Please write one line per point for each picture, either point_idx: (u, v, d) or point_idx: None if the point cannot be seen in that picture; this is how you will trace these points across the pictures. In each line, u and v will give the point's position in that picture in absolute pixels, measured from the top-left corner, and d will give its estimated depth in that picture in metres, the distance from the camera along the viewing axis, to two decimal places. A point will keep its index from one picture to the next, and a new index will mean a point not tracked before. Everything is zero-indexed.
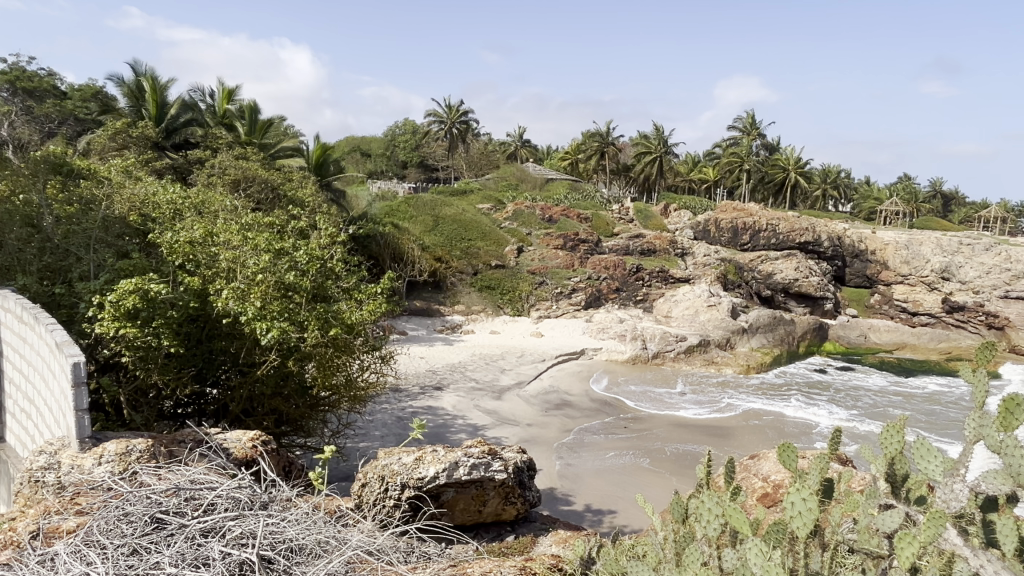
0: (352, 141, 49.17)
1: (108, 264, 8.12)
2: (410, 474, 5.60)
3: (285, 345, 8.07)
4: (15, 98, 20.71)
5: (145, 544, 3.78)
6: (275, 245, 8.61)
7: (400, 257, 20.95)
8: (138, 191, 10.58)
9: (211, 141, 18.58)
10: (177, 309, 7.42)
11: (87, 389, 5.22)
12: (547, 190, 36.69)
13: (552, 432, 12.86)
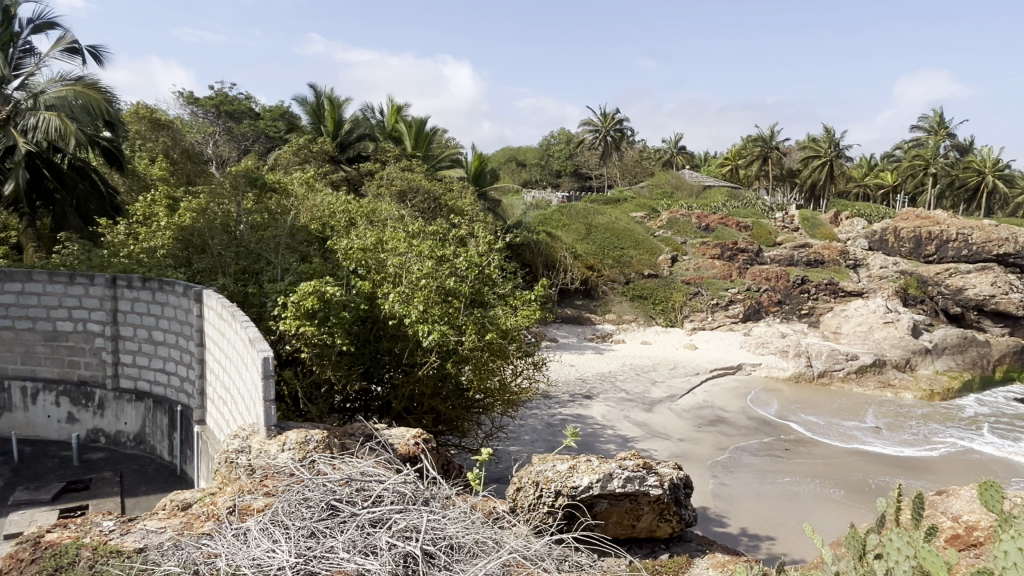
0: (508, 152, 50.66)
1: (292, 268, 8.95)
2: (564, 482, 5.60)
3: (445, 347, 8.42)
4: (219, 120, 23.44)
5: (321, 528, 4.07)
6: (438, 251, 9.00)
7: (552, 265, 21.24)
8: (318, 202, 11.56)
9: (381, 155, 19.87)
10: (349, 311, 7.98)
11: (274, 381, 5.74)
12: (704, 198, 35.53)
13: (706, 448, 12.37)
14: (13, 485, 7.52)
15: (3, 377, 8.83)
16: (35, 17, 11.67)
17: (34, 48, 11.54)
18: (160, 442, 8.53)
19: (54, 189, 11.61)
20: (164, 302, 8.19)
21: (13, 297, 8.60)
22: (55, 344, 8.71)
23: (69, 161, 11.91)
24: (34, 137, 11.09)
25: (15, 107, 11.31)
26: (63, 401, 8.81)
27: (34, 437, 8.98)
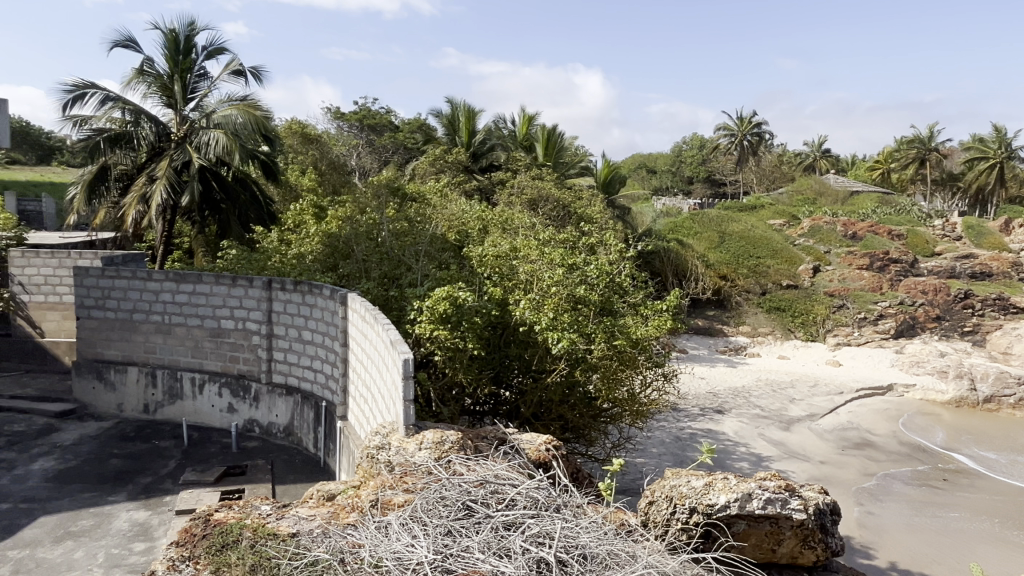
0: (639, 158, 50.02)
1: (431, 274, 9.34)
2: (699, 499, 5.42)
3: (574, 355, 8.40)
4: (362, 133, 24.87)
5: (458, 527, 4.17)
6: (569, 259, 9.01)
7: (683, 274, 20.69)
8: (455, 211, 11.94)
9: (512, 163, 20.24)
10: (481, 316, 8.13)
11: (414, 382, 5.96)
12: (851, 204, 33.24)
13: (850, 473, 11.51)
14: (182, 466, 8.31)
15: (177, 369, 9.81)
16: (210, 44, 12.94)
17: (208, 72, 12.79)
18: (305, 435, 9.04)
19: (220, 199, 12.79)
20: (313, 304, 8.78)
21: (186, 297, 9.59)
22: (220, 340, 9.58)
23: (234, 174, 13.07)
24: (206, 153, 12.28)
25: (191, 126, 12.58)
26: (225, 393, 9.62)
27: (200, 424, 9.85)
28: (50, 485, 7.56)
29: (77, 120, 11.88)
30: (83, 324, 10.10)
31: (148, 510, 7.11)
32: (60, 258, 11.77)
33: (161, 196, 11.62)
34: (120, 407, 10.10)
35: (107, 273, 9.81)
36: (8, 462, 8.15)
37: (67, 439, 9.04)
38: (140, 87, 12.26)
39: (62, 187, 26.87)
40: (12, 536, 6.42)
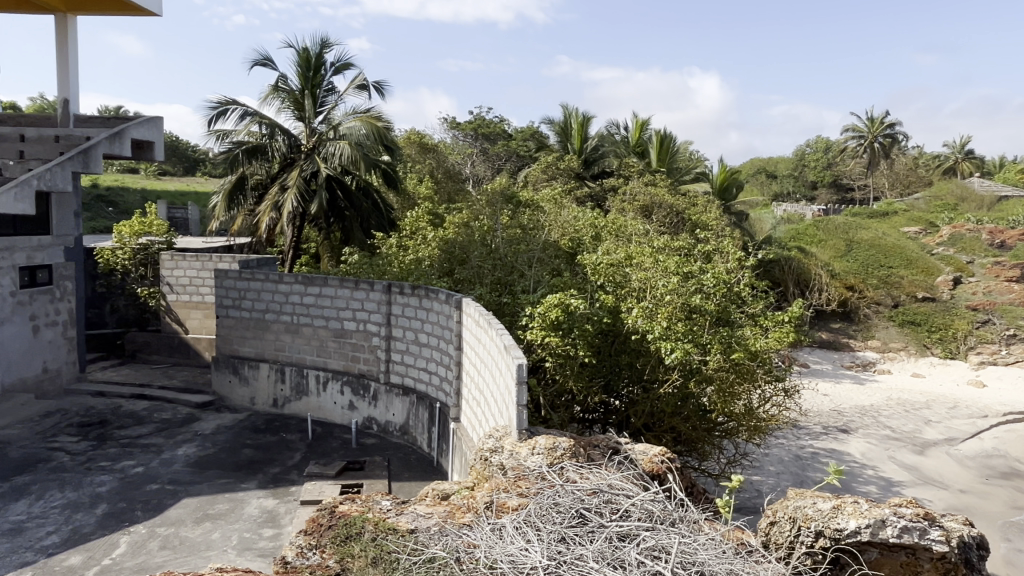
0: (757, 163, 48.14)
1: (545, 280, 9.42)
2: (826, 523, 5.11)
3: (688, 366, 8.16)
4: (477, 142, 25.45)
5: (571, 535, 4.16)
6: (684, 268, 8.77)
7: (805, 284, 19.68)
8: (567, 217, 11.92)
9: (625, 169, 20.04)
10: (592, 324, 8.06)
11: (527, 387, 6.00)
12: (999, 210, 30.40)
13: (997, 505, 10.48)
14: (306, 459, 8.79)
15: (303, 366, 10.42)
16: (337, 60, 13.69)
17: (336, 87, 13.52)
18: (420, 435, 9.29)
19: (344, 207, 13.47)
20: (429, 308, 9.06)
21: (313, 299, 10.18)
22: (342, 341, 10.08)
23: (357, 183, 13.72)
24: (332, 163, 12.99)
25: (319, 138, 13.33)
26: (346, 390, 10.10)
27: (323, 420, 10.37)
28: (192, 470, 8.21)
29: (220, 135, 12.92)
30: (222, 322, 10.93)
31: (276, 498, 7.57)
32: (203, 260, 12.86)
33: (291, 204, 12.40)
34: (252, 401, 10.82)
35: (243, 275, 10.56)
36: (157, 446, 8.93)
37: (206, 428, 9.79)
38: (275, 103, 13.16)
39: (204, 196, 29.23)
40: (159, 514, 7.02)
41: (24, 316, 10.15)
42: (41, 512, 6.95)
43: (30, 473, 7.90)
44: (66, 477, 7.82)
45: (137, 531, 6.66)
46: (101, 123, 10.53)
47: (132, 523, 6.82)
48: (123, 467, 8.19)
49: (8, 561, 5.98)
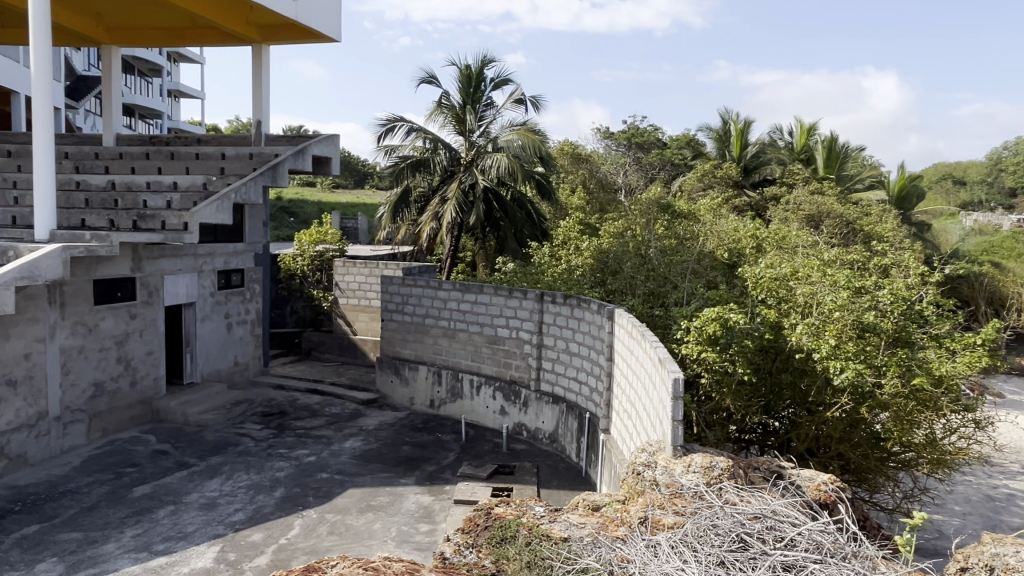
0: (943, 168, 43.71)
1: (699, 293, 9.11)
2: None
3: (859, 390, 7.52)
4: (630, 151, 25.29)
5: (732, 560, 4.00)
6: (856, 282, 8.05)
7: (1000, 304, 17.55)
8: (724, 227, 11.37)
9: (788, 177, 18.98)
10: (753, 339, 7.65)
11: (684, 402, 5.82)
12: None
13: None
14: (460, 460, 9.11)
15: (458, 370, 10.83)
16: (497, 75, 14.15)
17: (494, 101, 13.98)
18: (569, 444, 9.28)
19: (499, 217, 13.87)
20: (581, 318, 9.09)
21: (469, 306, 10.58)
22: (495, 347, 10.36)
23: (512, 194, 14.08)
24: (490, 175, 13.42)
25: (478, 151, 13.84)
26: (498, 395, 10.34)
27: (476, 423, 10.68)
28: (357, 463, 8.80)
29: (388, 150, 13.79)
30: (386, 325, 11.63)
31: (431, 496, 7.91)
32: (372, 267, 13.94)
33: (450, 215, 12.95)
34: (411, 400, 11.38)
35: (406, 282, 11.18)
36: (327, 438, 9.67)
37: (370, 424, 10.45)
38: (438, 118, 13.84)
39: (371, 207, 31.34)
40: (328, 502, 7.58)
41: (220, 314, 11.38)
42: (230, 490, 7.74)
43: (222, 454, 8.84)
44: (251, 460, 8.67)
45: (309, 515, 7.23)
46: (287, 141, 11.64)
47: (304, 507, 7.42)
48: (298, 455, 8.95)
49: (203, 531, 6.72)
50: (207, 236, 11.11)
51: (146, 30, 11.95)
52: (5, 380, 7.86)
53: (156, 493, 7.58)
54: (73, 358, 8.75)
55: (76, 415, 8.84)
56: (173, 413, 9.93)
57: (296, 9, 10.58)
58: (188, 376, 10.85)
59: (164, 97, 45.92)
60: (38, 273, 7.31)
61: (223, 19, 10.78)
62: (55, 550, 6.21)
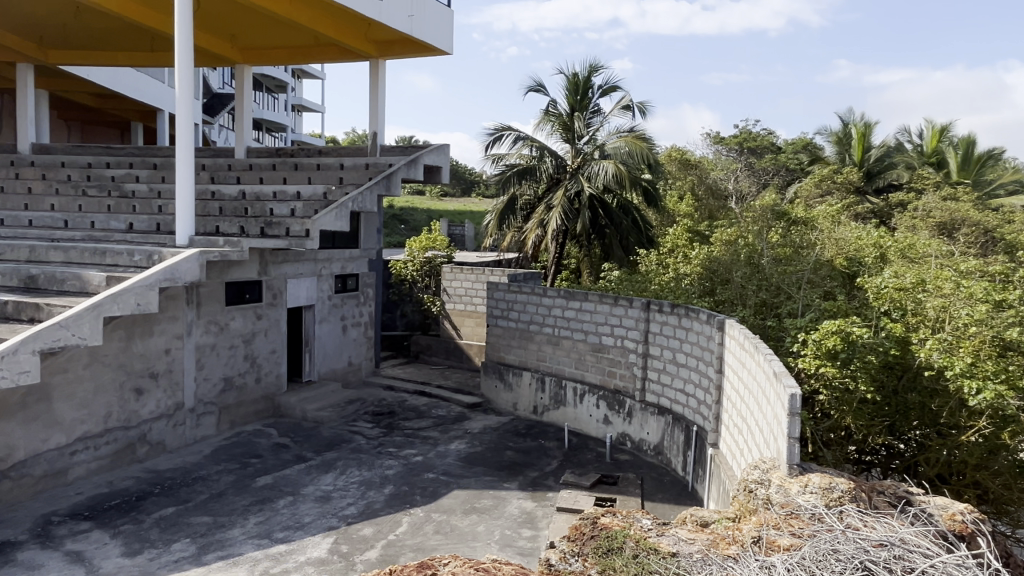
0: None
1: (815, 304, 8.64)
2: None
3: (999, 412, 6.80)
4: (742, 156, 24.52)
5: None
6: (995, 295, 7.41)
7: None
8: (844, 234, 10.66)
9: (917, 182, 17.74)
10: (878, 355, 7.18)
11: (801, 419, 5.55)
12: None
13: None
14: (563, 467, 9.10)
15: (562, 377, 10.83)
16: (605, 82, 14.11)
17: (602, 108, 13.94)
18: (675, 457, 9.03)
19: (605, 225, 13.77)
20: (689, 328, 8.87)
21: (573, 313, 10.60)
22: (600, 355, 10.30)
23: (617, 201, 13.96)
24: (596, 182, 13.37)
25: (584, 158, 13.81)
26: (602, 404, 10.25)
27: (579, 431, 10.62)
28: (461, 465, 8.98)
29: (495, 158, 14.03)
30: (491, 331, 11.82)
31: (534, 501, 7.94)
32: (479, 273, 14.23)
33: (556, 222, 12.99)
34: (515, 406, 11.48)
35: (511, 288, 11.33)
36: (433, 439, 9.93)
37: (474, 427, 10.64)
38: (545, 127, 13.95)
39: (478, 214, 31.97)
40: (434, 501, 7.78)
41: (337, 316, 11.97)
42: (343, 485, 8.10)
43: (336, 450, 9.27)
44: (362, 457, 9.04)
45: (416, 513, 7.44)
46: (400, 152, 12.10)
47: (412, 505, 7.64)
48: (406, 454, 9.24)
49: (319, 523, 7.07)
50: (326, 242, 11.72)
51: (273, 50, 12.77)
52: (149, 372, 8.60)
53: (276, 484, 8.04)
54: (207, 354, 9.44)
55: (208, 407, 9.53)
56: (293, 409, 10.52)
57: (411, 25, 11.00)
58: (307, 374, 11.45)
59: (288, 111, 48.91)
60: (179, 275, 7.96)
61: (344, 37, 11.36)
62: (188, 532, 6.72)
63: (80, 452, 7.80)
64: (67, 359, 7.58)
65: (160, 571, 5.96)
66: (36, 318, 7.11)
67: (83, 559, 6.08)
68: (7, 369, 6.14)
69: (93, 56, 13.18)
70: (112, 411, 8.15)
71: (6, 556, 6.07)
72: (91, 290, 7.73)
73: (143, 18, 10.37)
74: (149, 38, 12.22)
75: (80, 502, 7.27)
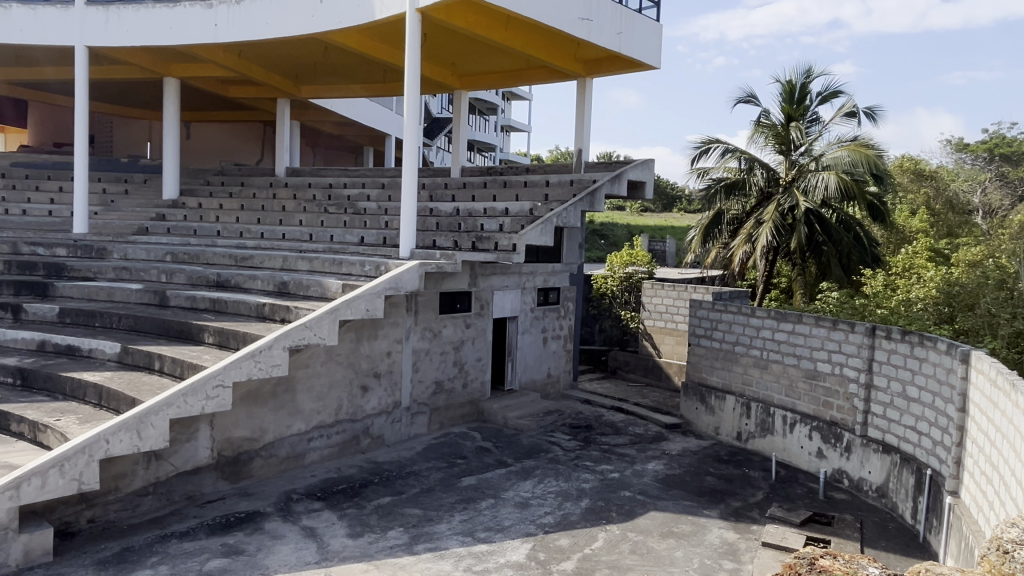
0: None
1: None
2: None
3: None
4: (992, 165, 21.56)
5: None
6: None
7: None
8: None
9: None
10: None
11: None
12: None
13: None
14: (769, 500, 8.51)
15: (770, 404, 10.18)
16: (825, 89, 13.13)
17: (821, 117, 13.01)
18: (902, 502, 8.05)
19: (822, 241, 12.74)
20: (924, 358, 7.90)
21: (785, 336, 9.96)
22: (814, 383, 9.56)
23: (837, 216, 12.87)
24: (813, 196, 12.43)
25: (800, 170, 12.91)
26: (816, 436, 9.45)
27: (787, 463, 9.88)
28: (659, 486, 8.76)
29: (701, 172, 13.65)
30: (693, 351, 11.46)
31: (737, 533, 7.51)
32: (679, 290, 13.98)
33: (766, 239, 12.24)
34: (716, 430, 10.97)
35: (716, 307, 10.92)
36: (630, 457, 9.82)
37: (673, 448, 10.35)
38: (757, 139, 13.28)
39: (679, 229, 31.24)
40: (631, 520, 7.67)
41: (538, 329, 12.34)
42: (541, 494, 8.28)
43: (535, 459, 9.52)
44: (560, 468, 9.19)
45: (613, 530, 7.38)
46: (605, 168, 12.24)
47: (608, 522, 7.60)
48: (603, 470, 9.23)
49: (518, 528, 7.29)
50: (531, 256, 12.15)
51: (488, 74, 13.56)
52: (373, 372, 9.48)
53: (480, 485, 8.44)
54: (421, 358, 10.20)
55: (420, 408, 10.29)
56: (495, 415, 10.99)
57: (620, 42, 11.09)
58: (509, 383, 11.90)
59: (496, 132, 51.64)
60: (401, 285, 8.68)
61: (554, 58, 11.75)
62: (402, 521, 7.27)
63: (315, 439, 8.80)
64: (309, 356, 8.60)
65: (378, 554, 6.52)
66: (286, 318, 8.16)
67: (315, 535, 6.83)
68: (264, 362, 7.12)
69: (334, 90, 14.95)
70: (342, 405, 9.10)
71: (256, 524, 7.01)
72: (330, 296, 8.71)
73: (379, 53, 11.56)
74: (382, 71, 13.56)
75: (314, 483, 8.18)
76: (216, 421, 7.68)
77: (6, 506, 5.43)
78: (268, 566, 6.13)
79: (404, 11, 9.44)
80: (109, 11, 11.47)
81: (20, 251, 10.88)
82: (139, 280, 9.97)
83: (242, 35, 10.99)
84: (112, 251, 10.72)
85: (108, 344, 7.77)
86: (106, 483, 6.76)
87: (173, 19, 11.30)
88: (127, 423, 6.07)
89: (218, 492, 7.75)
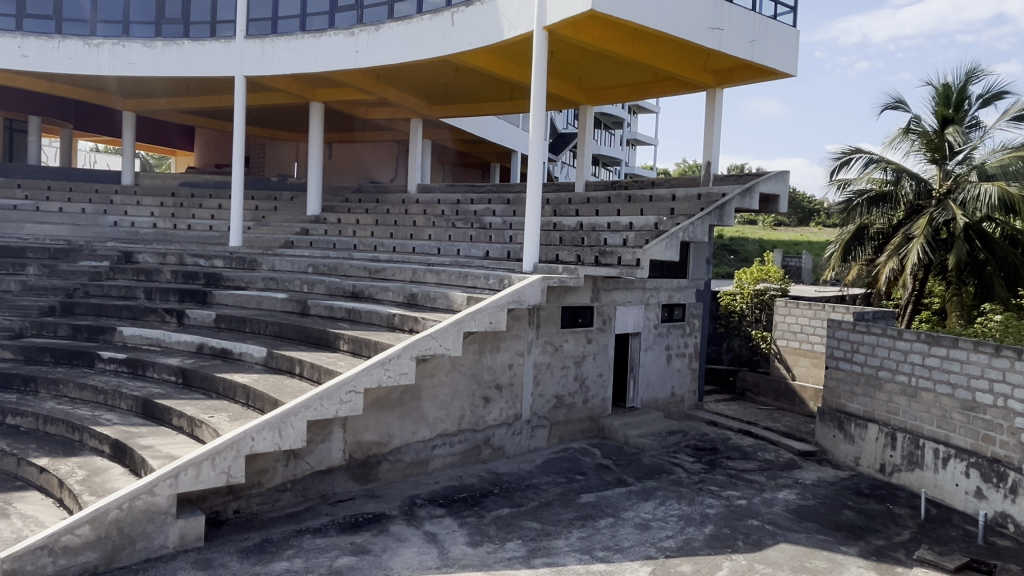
0: None
1: None
2: None
3: None
4: None
5: None
6: None
7: None
8: None
9: None
10: None
11: None
12: None
13: None
14: (917, 541, 7.78)
15: (919, 436, 9.33)
16: (987, 91, 11.98)
17: (982, 122, 11.89)
18: None
19: (985, 259, 11.60)
20: None
21: (937, 362, 9.13)
22: (972, 415, 8.67)
23: (1001, 231, 11.64)
24: (972, 208, 11.28)
25: (956, 181, 11.83)
26: (974, 473, 8.53)
27: (940, 501, 8.97)
28: (790, 517, 8.24)
29: (840, 184, 12.84)
30: (831, 375, 10.73)
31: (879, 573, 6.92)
32: (816, 309, 13.22)
33: (918, 253, 11.21)
34: (857, 461, 10.20)
35: (857, 328, 10.22)
36: (759, 484, 9.32)
37: (807, 477, 9.73)
38: (904, 146, 12.32)
39: (817, 243, 29.47)
40: (759, 551, 7.27)
41: (662, 345, 12.07)
42: (662, 516, 8.04)
43: (657, 479, 9.27)
44: (683, 491, 8.89)
45: (739, 560, 7.03)
46: (735, 181, 11.84)
47: (734, 551, 7.24)
48: (729, 496, 8.82)
49: (637, 550, 7.11)
50: (656, 271, 11.89)
51: (614, 88, 13.51)
52: (495, 383, 9.64)
53: (599, 503, 8.33)
54: (543, 372, 10.25)
55: (541, 421, 10.33)
56: (616, 432, 10.83)
57: (753, 51, 10.70)
58: (631, 400, 11.70)
59: (623, 145, 51.41)
60: (524, 298, 8.79)
61: (683, 70, 11.49)
62: (520, 534, 7.31)
63: (438, 447, 9.06)
64: (435, 366, 8.90)
65: (496, 564, 6.59)
66: (413, 328, 8.50)
67: (437, 541, 7.01)
68: (392, 370, 7.42)
69: (463, 108, 15.46)
70: (465, 415, 9.32)
71: (382, 525, 7.30)
72: (455, 308, 8.97)
73: (507, 72, 11.85)
74: (509, 89, 13.85)
75: (437, 490, 8.42)
76: (349, 424, 8.10)
77: (166, 492, 6.02)
78: (392, 567, 6.35)
79: (531, 29, 9.62)
80: (264, 43, 12.55)
81: (185, 261, 12.09)
82: (284, 289, 10.76)
83: (381, 59, 11.65)
84: (262, 263, 11.66)
85: (256, 348, 8.44)
86: (250, 478, 7.30)
87: (319, 48, 12.18)
88: (270, 423, 6.53)
89: (348, 492, 8.15)
